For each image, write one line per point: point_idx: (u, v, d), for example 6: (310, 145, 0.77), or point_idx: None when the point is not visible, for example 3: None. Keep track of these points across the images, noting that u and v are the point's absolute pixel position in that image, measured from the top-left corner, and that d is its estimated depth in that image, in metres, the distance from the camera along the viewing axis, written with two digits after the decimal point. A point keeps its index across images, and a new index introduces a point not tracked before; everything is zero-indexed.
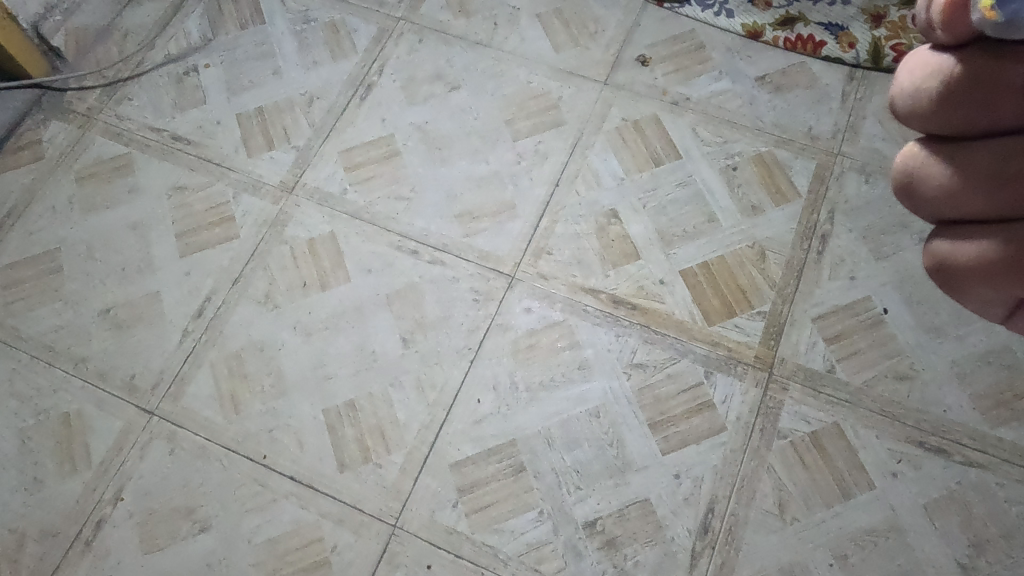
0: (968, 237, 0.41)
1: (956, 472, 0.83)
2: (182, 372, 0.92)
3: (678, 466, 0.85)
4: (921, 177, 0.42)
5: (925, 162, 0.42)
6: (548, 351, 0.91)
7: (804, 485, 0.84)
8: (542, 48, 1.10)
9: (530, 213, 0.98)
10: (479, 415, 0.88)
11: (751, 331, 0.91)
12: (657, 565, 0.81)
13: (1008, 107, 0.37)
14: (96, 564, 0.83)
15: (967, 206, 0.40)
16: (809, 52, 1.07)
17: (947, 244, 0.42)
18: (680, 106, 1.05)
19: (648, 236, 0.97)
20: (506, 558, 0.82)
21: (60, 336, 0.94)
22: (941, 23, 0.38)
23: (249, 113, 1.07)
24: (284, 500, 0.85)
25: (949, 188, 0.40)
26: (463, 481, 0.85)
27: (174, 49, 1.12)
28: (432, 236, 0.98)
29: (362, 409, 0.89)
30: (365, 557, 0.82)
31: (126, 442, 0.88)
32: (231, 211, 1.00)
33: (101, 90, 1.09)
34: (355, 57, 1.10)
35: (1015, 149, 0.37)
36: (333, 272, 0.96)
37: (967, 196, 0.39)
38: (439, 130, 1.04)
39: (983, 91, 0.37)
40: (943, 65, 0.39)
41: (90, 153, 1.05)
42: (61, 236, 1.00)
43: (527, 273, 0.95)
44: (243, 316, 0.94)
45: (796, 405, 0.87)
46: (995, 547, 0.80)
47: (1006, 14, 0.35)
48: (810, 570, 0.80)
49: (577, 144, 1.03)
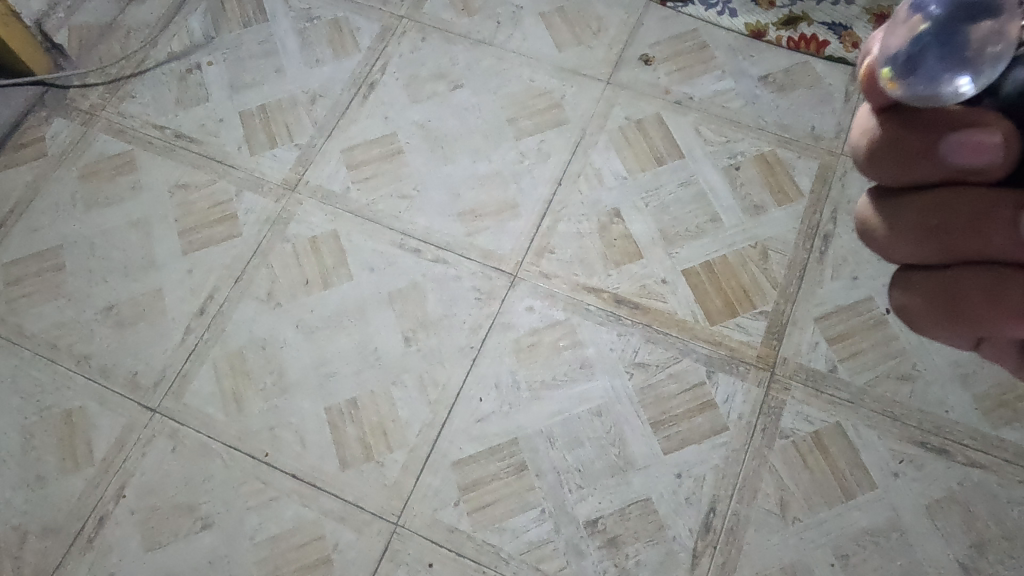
0: (910, 286, 0.35)
1: (958, 472, 0.83)
2: (184, 370, 0.92)
3: (680, 465, 0.85)
4: (866, 226, 0.35)
5: (869, 210, 0.35)
6: (549, 350, 0.91)
7: (806, 485, 0.84)
8: (545, 47, 1.10)
9: (533, 212, 0.98)
10: (480, 414, 0.88)
11: (754, 331, 0.91)
12: (658, 564, 0.81)
13: (927, 167, 0.31)
14: (98, 560, 0.83)
15: (907, 257, 0.34)
16: (812, 52, 1.07)
17: (898, 290, 0.36)
18: (683, 105, 1.05)
19: (651, 236, 0.97)
20: (507, 557, 0.82)
21: (62, 333, 0.94)
22: (864, 87, 0.33)
23: (252, 111, 1.07)
24: (286, 498, 0.85)
25: (896, 236, 0.33)
26: (465, 480, 0.85)
27: (177, 46, 1.12)
28: (434, 235, 0.98)
29: (364, 408, 0.89)
30: (367, 555, 0.82)
31: (129, 439, 0.88)
32: (233, 208, 1.00)
33: (104, 87, 1.09)
34: (358, 55, 1.10)
35: (938, 203, 0.31)
36: (335, 270, 0.96)
37: (903, 249, 0.34)
38: (442, 129, 1.04)
39: (899, 152, 0.31)
40: (874, 124, 0.33)
41: (93, 150, 1.05)
42: (64, 233, 1.00)
43: (529, 272, 0.95)
44: (246, 313, 0.94)
45: (798, 404, 0.87)
46: (997, 548, 0.80)
47: (912, 92, 0.30)
48: (811, 570, 0.80)
49: (580, 143, 1.03)
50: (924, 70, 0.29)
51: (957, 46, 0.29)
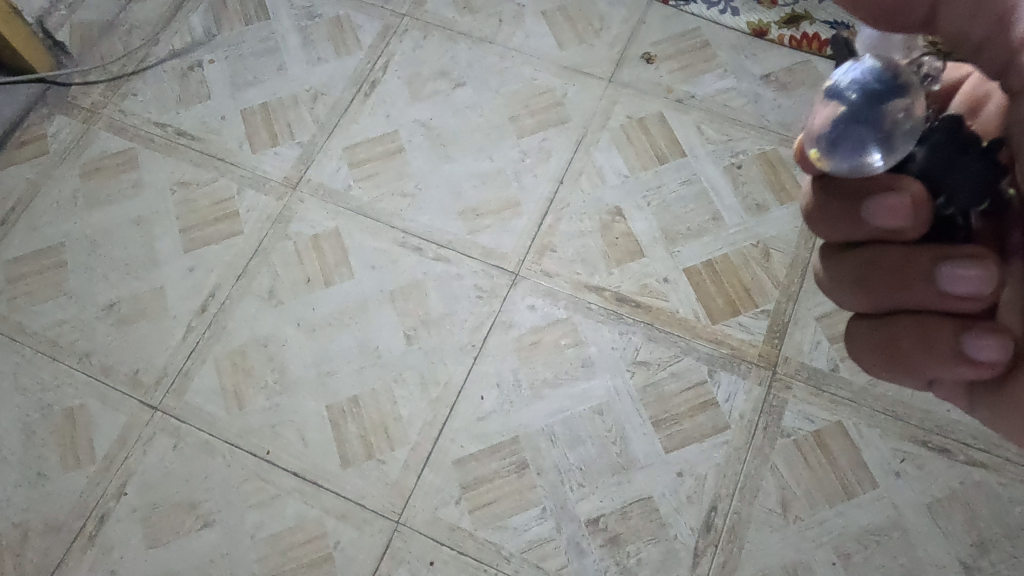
0: (860, 334, 0.44)
1: (959, 471, 0.83)
2: (185, 368, 0.92)
3: (681, 464, 0.85)
4: (821, 275, 0.46)
5: (824, 263, 0.45)
6: (551, 348, 0.91)
7: (807, 484, 0.84)
8: (547, 46, 1.10)
9: (534, 210, 0.98)
10: (482, 412, 0.88)
11: (755, 330, 0.91)
12: (659, 563, 0.81)
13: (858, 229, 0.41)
14: (99, 558, 0.83)
15: (855, 306, 0.44)
16: (814, 51, 1.07)
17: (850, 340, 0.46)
18: (685, 104, 1.05)
19: (652, 234, 0.97)
20: (509, 555, 0.82)
21: (63, 331, 0.94)
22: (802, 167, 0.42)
23: (253, 108, 1.07)
24: (287, 495, 0.85)
25: (843, 286, 0.44)
26: (466, 478, 0.85)
27: (179, 44, 1.12)
28: (436, 233, 0.98)
29: (366, 406, 0.89)
30: (368, 553, 0.82)
31: (130, 437, 0.88)
32: (235, 206, 1.00)
33: (106, 85, 1.09)
34: (360, 53, 1.10)
35: (870, 259, 0.42)
36: (336, 268, 0.96)
37: (851, 298, 0.44)
38: (444, 127, 1.04)
39: (836, 217, 0.41)
40: (816, 195, 0.42)
41: (94, 148, 1.05)
42: (65, 231, 1.00)
43: (531, 270, 0.95)
44: (247, 311, 0.94)
45: (800, 403, 0.87)
46: (998, 547, 0.80)
47: (837, 166, 0.37)
48: (812, 569, 0.80)
49: (582, 142, 1.03)
50: (848, 146, 0.36)
51: (874, 123, 0.35)
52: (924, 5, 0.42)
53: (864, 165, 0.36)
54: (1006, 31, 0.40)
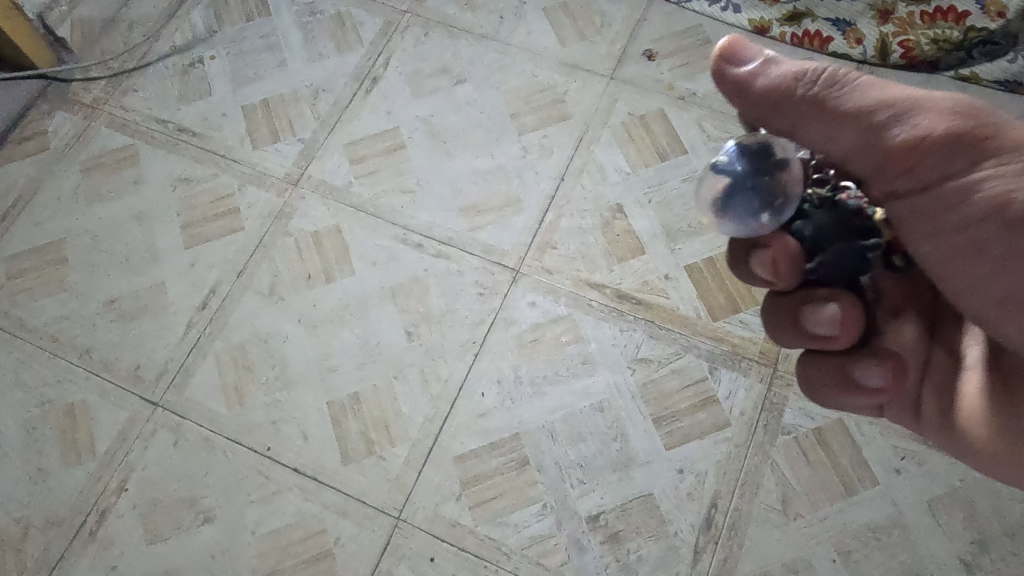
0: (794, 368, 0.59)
1: (960, 469, 0.83)
2: (186, 364, 0.92)
3: (682, 461, 0.85)
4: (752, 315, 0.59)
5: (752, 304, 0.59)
6: (552, 345, 0.91)
7: (807, 481, 0.84)
8: (549, 42, 1.09)
9: (535, 207, 0.98)
10: (482, 409, 0.88)
11: (756, 327, 0.91)
12: (659, 559, 0.81)
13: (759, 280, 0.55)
14: (100, 553, 0.83)
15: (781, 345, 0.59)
16: (816, 48, 1.07)
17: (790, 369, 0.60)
18: (687, 101, 1.05)
19: (653, 231, 0.96)
20: (509, 551, 0.82)
21: (63, 327, 0.94)
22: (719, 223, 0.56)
23: (254, 105, 1.07)
24: (288, 491, 0.85)
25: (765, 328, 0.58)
26: (466, 475, 0.85)
27: (180, 40, 1.12)
28: (437, 230, 0.97)
29: (366, 402, 0.89)
30: (369, 549, 0.82)
31: (131, 433, 0.88)
32: (236, 203, 1.00)
33: (106, 81, 1.09)
34: (361, 50, 1.10)
35: (773, 309, 0.56)
36: (338, 264, 0.96)
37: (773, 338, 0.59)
38: (444, 123, 1.04)
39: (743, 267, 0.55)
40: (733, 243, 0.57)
41: (95, 144, 1.05)
42: (66, 227, 1.00)
43: (532, 267, 0.95)
44: (248, 307, 0.94)
45: (800, 401, 0.87)
46: (998, 545, 0.80)
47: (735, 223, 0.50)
48: (812, 566, 0.80)
49: (583, 138, 1.02)
50: (740, 210, 0.49)
51: (758, 194, 0.48)
52: (790, 122, 0.51)
53: (753, 223, 0.49)
54: (868, 142, 0.50)
